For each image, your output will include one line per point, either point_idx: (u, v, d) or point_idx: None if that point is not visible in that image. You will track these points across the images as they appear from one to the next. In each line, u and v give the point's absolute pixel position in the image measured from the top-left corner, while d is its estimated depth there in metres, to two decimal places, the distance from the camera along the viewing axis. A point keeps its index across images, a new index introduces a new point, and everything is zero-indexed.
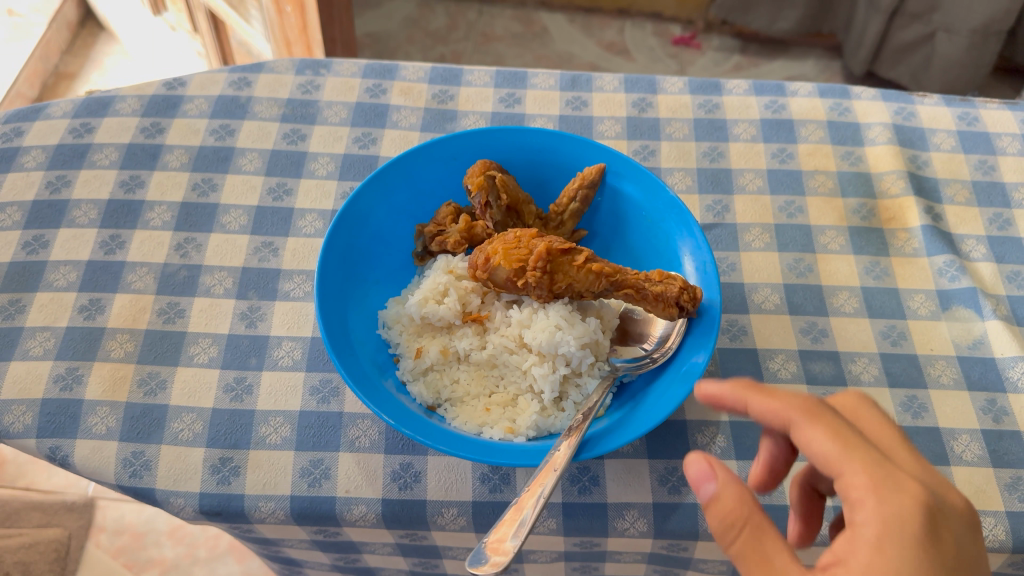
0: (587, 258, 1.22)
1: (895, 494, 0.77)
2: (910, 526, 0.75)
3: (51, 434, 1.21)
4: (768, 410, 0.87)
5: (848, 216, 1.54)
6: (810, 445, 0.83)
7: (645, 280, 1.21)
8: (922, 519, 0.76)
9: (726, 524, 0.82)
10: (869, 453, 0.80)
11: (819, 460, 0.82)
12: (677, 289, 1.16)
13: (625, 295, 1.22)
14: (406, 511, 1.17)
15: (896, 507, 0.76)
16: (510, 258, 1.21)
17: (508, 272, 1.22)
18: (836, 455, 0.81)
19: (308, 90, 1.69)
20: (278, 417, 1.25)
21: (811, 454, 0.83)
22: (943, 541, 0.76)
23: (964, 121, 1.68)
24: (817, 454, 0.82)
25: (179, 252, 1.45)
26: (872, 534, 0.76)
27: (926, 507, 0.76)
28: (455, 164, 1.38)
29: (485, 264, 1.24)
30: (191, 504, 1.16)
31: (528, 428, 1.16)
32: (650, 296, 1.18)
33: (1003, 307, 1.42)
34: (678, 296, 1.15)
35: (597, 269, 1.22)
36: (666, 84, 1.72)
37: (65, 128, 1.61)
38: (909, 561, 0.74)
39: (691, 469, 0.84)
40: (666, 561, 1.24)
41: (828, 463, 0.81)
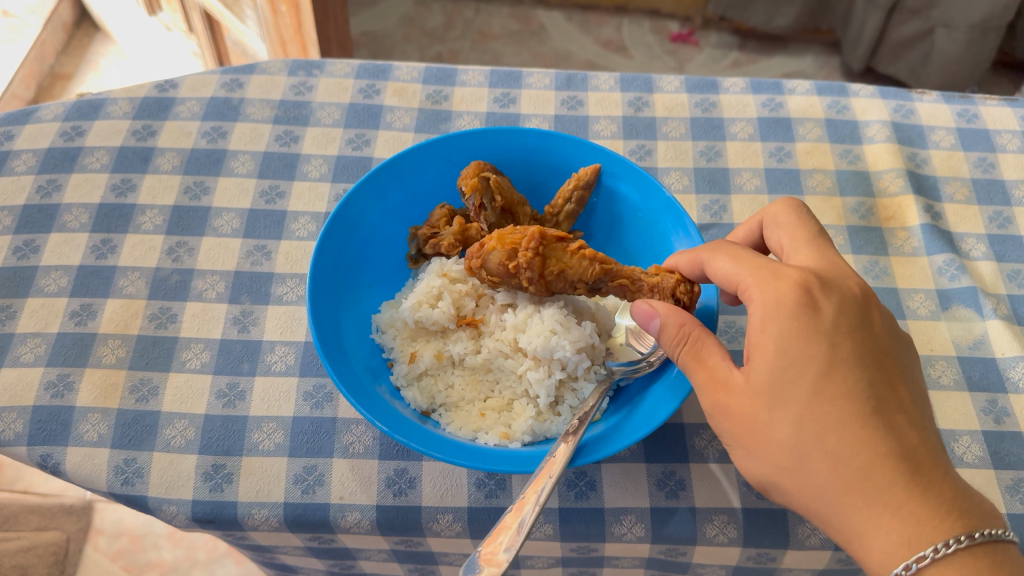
0: (581, 245, 1.22)
1: (773, 286, 0.99)
2: (789, 310, 0.97)
3: (42, 441, 1.20)
4: (690, 257, 1.13)
5: (847, 215, 1.53)
6: (715, 270, 1.07)
7: (641, 272, 1.21)
8: (797, 300, 0.97)
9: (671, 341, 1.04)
10: (755, 260, 1.04)
11: (724, 279, 1.06)
12: (674, 279, 1.16)
13: (621, 286, 1.21)
14: (401, 517, 1.16)
15: (774, 292, 0.98)
16: (502, 242, 1.21)
17: (501, 256, 1.21)
18: (729, 269, 1.05)
19: (300, 91, 1.67)
20: (270, 423, 1.24)
21: (719, 279, 1.07)
22: (822, 311, 0.97)
23: (964, 118, 1.67)
24: (722, 275, 1.06)
25: (171, 256, 1.44)
26: (760, 316, 0.99)
27: (799, 287, 0.98)
28: (449, 165, 1.36)
29: (478, 252, 1.23)
30: (184, 511, 1.15)
31: (523, 433, 1.15)
32: (647, 286, 1.19)
33: (1003, 307, 1.41)
34: (674, 287, 1.15)
35: (591, 254, 1.21)
36: (662, 82, 1.71)
37: (55, 131, 1.59)
38: (787, 334, 0.96)
39: (637, 314, 1.09)
40: (664, 565, 1.23)
41: (732, 280, 1.05)
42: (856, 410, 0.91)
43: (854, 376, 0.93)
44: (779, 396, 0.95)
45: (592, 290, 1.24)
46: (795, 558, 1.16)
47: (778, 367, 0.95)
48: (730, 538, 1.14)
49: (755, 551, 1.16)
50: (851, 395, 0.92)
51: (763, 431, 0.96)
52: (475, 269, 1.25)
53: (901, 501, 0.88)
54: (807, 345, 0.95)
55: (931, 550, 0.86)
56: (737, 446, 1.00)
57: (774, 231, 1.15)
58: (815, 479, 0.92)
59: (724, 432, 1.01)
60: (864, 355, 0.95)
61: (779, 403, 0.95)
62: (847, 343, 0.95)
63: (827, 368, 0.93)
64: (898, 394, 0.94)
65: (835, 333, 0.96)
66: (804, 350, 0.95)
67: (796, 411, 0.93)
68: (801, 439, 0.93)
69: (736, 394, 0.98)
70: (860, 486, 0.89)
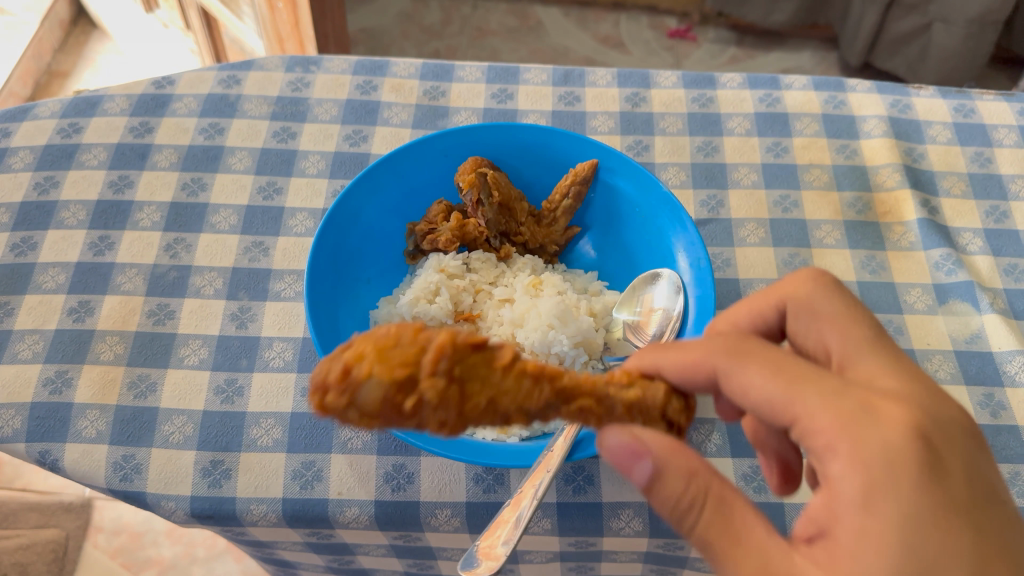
0: (516, 356, 0.81)
1: (874, 432, 0.75)
2: (895, 465, 0.74)
3: (41, 438, 1.20)
4: (696, 360, 0.88)
5: (844, 210, 1.53)
6: (748, 384, 0.85)
7: (609, 386, 0.88)
8: (914, 452, 0.75)
9: (687, 504, 0.82)
10: (826, 382, 0.80)
11: (764, 404, 0.83)
12: (661, 396, 0.91)
13: (580, 410, 0.86)
14: (399, 512, 1.16)
15: (879, 444, 0.75)
16: (388, 365, 0.75)
17: (383, 389, 0.75)
18: (778, 395, 0.81)
19: (297, 87, 1.67)
20: (269, 418, 1.24)
21: (751, 398, 0.85)
22: (946, 471, 0.75)
23: (960, 112, 1.67)
24: (765, 400, 0.83)
25: (169, 252, 1.44)
26: (858, 488, 0.74)
27: (918, 438, 0.75)
28: (447, 160, 1.36)
29: (343, 378, 0.75)
30: (183, 507, 1.15)
31: (522, 428, 1.15)
32: (620, 407, 0.88)
33: (1000, 301, 1.41)
34: (663, 406, 0.91)
35: (533, 367, 0.81)
36: (659, 78, 1.71)
37: (53, 128, 1.59)
38: (898, 509, 0.73)
39: (613, 446, 0.84)
40: (662, 559, 1.23)
41: (772, 404, 0.82)
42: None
43: (975, 544, 0.72)
44: None
45: (533, 421, 0.85)
46: None
47: (874, 520, 0.73)
48: None
49: None
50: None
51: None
52: (332, 409, 0.76)
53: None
54: (911, 494, 0.73)
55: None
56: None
57: (814, 327, 0.94)
58: None
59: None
60: (985, 509, 0.75)
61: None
62: (959, 490, 0.75)
63: (960, 555, 0.71)
64: None
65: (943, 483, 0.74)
66: (900, 495, 0.73)
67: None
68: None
69: None
70: None
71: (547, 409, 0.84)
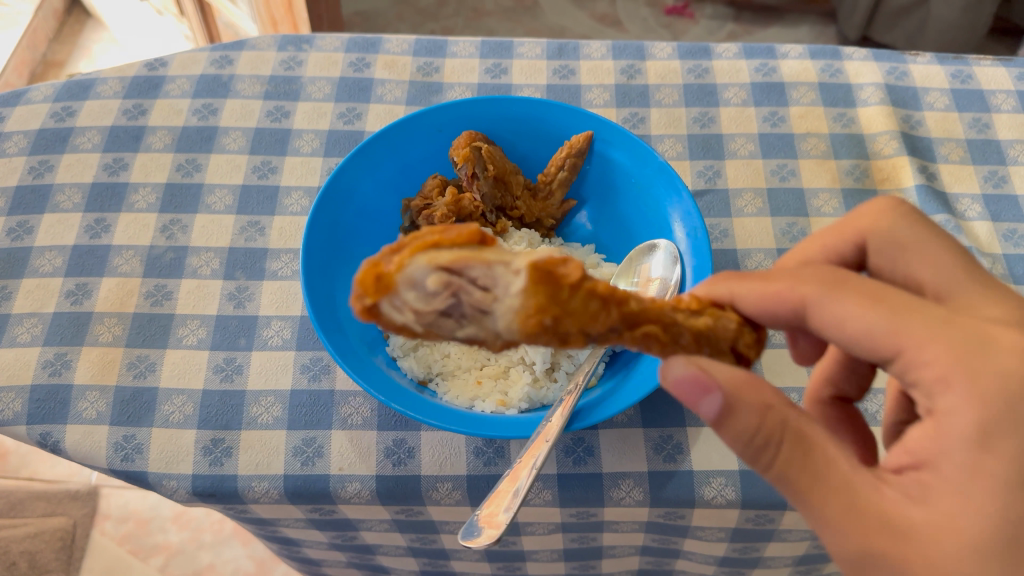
0: (583, 273, 0.72)
1: (987, 362, 0.73)
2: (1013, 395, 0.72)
3: (41, 420, 1.20)
4: (775, 301, 0.85)
5: (841, 178, 1.52)
6: (842, 321, 0.79)
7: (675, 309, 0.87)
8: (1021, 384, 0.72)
9: (762, 441, 0.80)
10: (922, 315, 0.76)
11: (858, 335, 0.78)
12: (735, 331, 0.88)
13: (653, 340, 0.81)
14: (400, 486, 1.16)
15: (988, 385, 0.72)
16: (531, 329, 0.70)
17: None
18: (882, 331, 0.76)
19: (290, 66, 1.67)
20: (269, 396, 1.24)
21: (847, 331, 0.79)
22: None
23: (958, 79, 1.66)
24: (865, 332, 0.78)
25: (165, 234, 1.43)
26: (883, 332, 0.76)
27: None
28: (441, 136, 1.35)
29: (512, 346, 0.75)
30: (184, 485, 1.15)
31: (520, 400, 1.15)
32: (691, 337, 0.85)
33: (999, 266, 1.41)
34: (736, 342, 0.88)
35: (596, 288, 0.74)
36: (654, 50, 1.70)
37: (46, 113, 1.59)
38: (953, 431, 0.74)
39: (683, 386, 0.80)
40: (664, 529, 1.24)
41: (861, 337, 0.78)
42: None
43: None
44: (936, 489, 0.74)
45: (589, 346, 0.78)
46: (793, 519, 1.17)
47: (1001, 505, 0.71)
48: (728, 500, 1.15)
49: (754, 513, 1.16)
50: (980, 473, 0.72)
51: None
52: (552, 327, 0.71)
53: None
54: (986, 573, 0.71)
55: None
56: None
57: (893, 255, 0.90)
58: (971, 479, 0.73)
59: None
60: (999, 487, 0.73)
61: (990, 568, 0.70)
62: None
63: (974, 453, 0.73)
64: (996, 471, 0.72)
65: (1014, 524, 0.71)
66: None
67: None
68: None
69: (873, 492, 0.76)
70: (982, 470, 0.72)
71: (608, 333, 0.77)
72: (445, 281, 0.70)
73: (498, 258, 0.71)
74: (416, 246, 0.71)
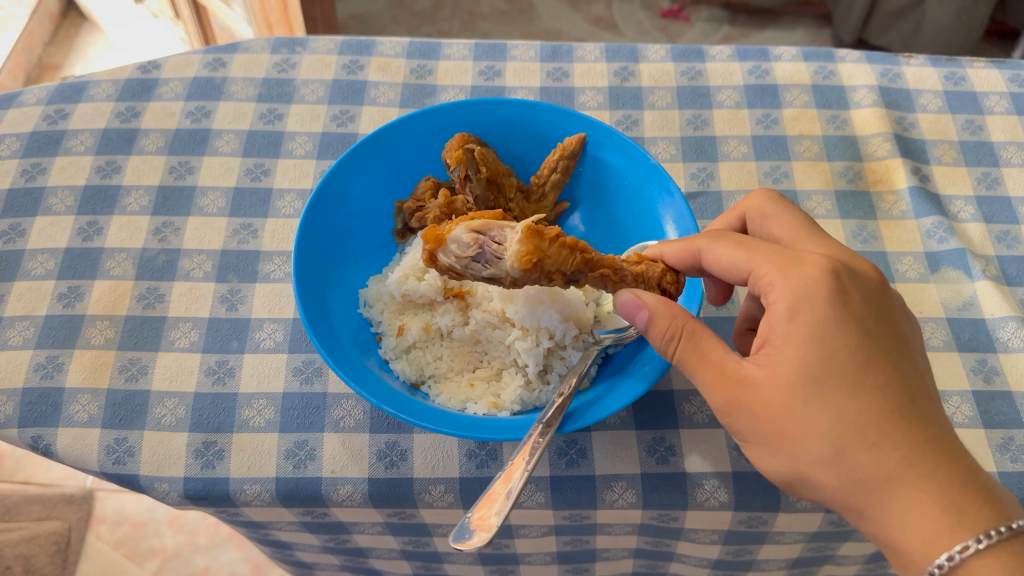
0: (559, 233, 1.10)
1: (798, 271, 0.94)
2: (815, 293, 0.93)
3: (33, 423, 1.20)
4: (686, 245, 1.09)
5: (835, 180, 1.52)
6: (717, 256, 1.03)
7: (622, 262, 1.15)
8: (824, 284, 0.93)
9: (667, 337, 0.99)
10: (762, 246, 0.99)
11: (732, 267, 1.01)
12: (659, 270, 1.14)
13: (601, 276, 1.14)
14: (392, 489, 1.16)
15: (802, 277, 0.94)
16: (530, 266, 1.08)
17: None
18: (741, 259, 0.99)
19: (284, 69, 1.67)
20: (261, 399, 1.24)
21: (722, 266, 1.03)
22: (850, 297, 0.93)
23: (951, 81, 1.66)
24: (730, 264, 1.01)
25: (157, 236, 1.43)
26: (786, 308, 0.93)
27: (829, 274, 0.93)
28: (433, 138, 1.35)
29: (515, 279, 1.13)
30: (176, 489, 1.15)
31: (513, 402, 1.15)
32: (630, 278, 1.14)
33: (992, 267, 1.41)
34: (661, 278, 1.14)
35: (573, 241, 1.10)
36: (647, 52, 1.70)
37: (39, 115, 1.58)
38: (812, 326, 0.91)
39: (623, 303, 1.04)
40: (658, 531, 1.24)
41: (736, 267, 1.00)
42: (887, 402, 0.88)
43: (880, 394, 0.88)
44: (816, 388, 0.90)
45: (568, 281, 1.14)
46: (786, 521, 1.16)
47: (814, 359, 0.90)
48: (721, 502, 1.15)
49: (747, 515, 1.16)
50: (874, 399, 0.88)
51: (798, 445, 0.90)
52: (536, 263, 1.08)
53: (944, 487, 0.85)
54: (806, 411, 0.90)
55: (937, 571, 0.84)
56: (759, 443, 0.94)
57: (761, 223, 1.12)
58: (831, 384, 0.89)
59: (741, 429, 0.96)
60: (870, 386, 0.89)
61: (807, 417, 0.89)
62: (845, 353, 0.90)
63: (865, 361, 0.90)
64: (884, 390, 0.89)
65: (831, 374, 0.89)
66: (794, 415, 0.90)
67: (828, 419, 0.88)
68: (837, 430, 0.88)
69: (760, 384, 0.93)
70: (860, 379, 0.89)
71: (578, 272, 1.13)
72: (475, 238, 1.10)
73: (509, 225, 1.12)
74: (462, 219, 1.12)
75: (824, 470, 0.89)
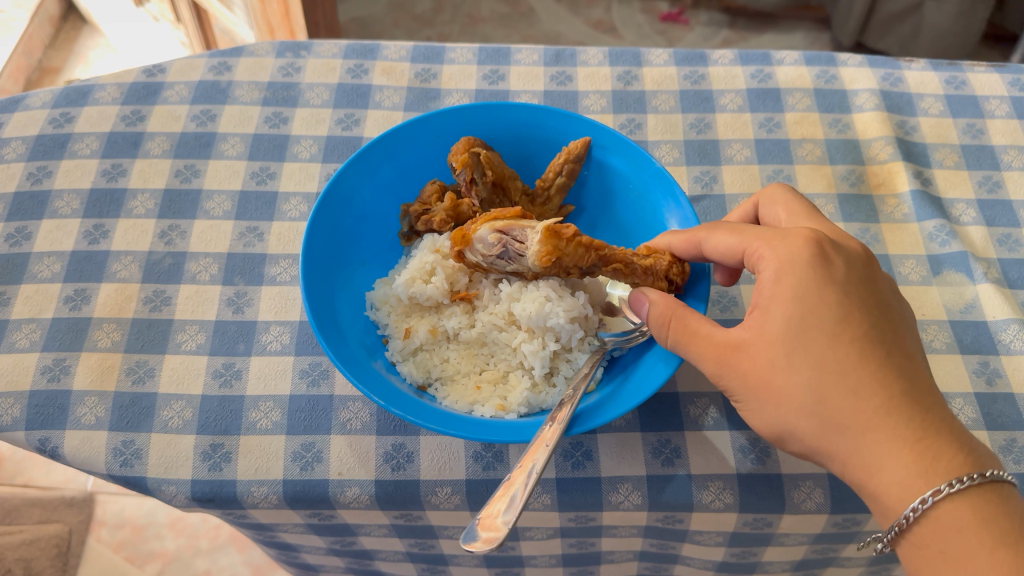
0: (576, 232, 1.18)
1: (784, 241, 1.01)
2: (801, 260, 0.99)
3: (40, 426, 1.20)
4: (687, 233, 1.14)
5: (837, 183, 1.53)
6: (715, 244, 1.09)
7: (633, 255, 1.21)
8: (807, 252, 1.00)
9: (661, 322, 1.03)
10: (755, 228, 1.06)
11: (729, 250, 1.07)
12: (666, 262, 1.18)
13: (614, 269, 1.21)
14: (399, 491, 1.17)
15: (787, 248, 1.00)
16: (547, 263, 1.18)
17: None
18: (737, 242, 1.06)
19: (288, 72, 1.67)
20: (268, 402, 1.25)
21: (720, 251, 1.09)
22: (834, 263, 1.00)
23: (952, 85, 1.67)
24: (726, 247, 1.07)
25: (163, 240, 1.44)
26: (775, 272, 1.00)
27: (812, 244, 1.00)
28: (439, 142, 1.36)
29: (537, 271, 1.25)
30: (184, 491, 1.15)
31: (519, 405, 1.16)
32: (639, 270, 1.19)
33: (993, 270, 1.42)
34: (667, 270, 1.17)
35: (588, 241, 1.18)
36: (650, 56, 1.71)
37: (44, 118, 1.59)
38: (799, 285, 0.98)
39: (630, 295, 1.09)
40: (663, 533, 1.24)
41: (734, 250, 1.06)
42: (866, 352, 0.94)
43: (861, 351, 0.94)
44: (799, 341, 0.95)
45: (586, 271, 1.23)
46: (791, 522, 1.17)
47: (797, 318, 0.96)
48: (726, 504, 1.15)
49: (752, 516, 1.16)
50: (856, 351, 0.94)
51: (782, 397, 0.96)
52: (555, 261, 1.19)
53: (918, 436, 0.91)
54: (791, 364, 0.95)
55: (909, 514, 0.89)
56: (749, 399, 0.99)
57: (771, 208, 1.17)
58: (814, 338, 0.95)
59: (732, 389, 1.01)
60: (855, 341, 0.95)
61: (795, 372, 0.95)
62: (829, 313, 0.96)
63: (845, 316, 0.96)
64: (866, 343, 0.95)
65: (817, 333, 0.95)
66: (780, 370, 0.96)
67: (811, 369, 0.94)
68: (819, 382, 0.93)
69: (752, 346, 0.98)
70: (841, 334, 0.95)
71: (594, 265, 1.22)
72: (498, 238, 1.22)
73: (529, 224, 1.22)
74: (486, 218, 1.23)
75: (808, 418, 0.94)
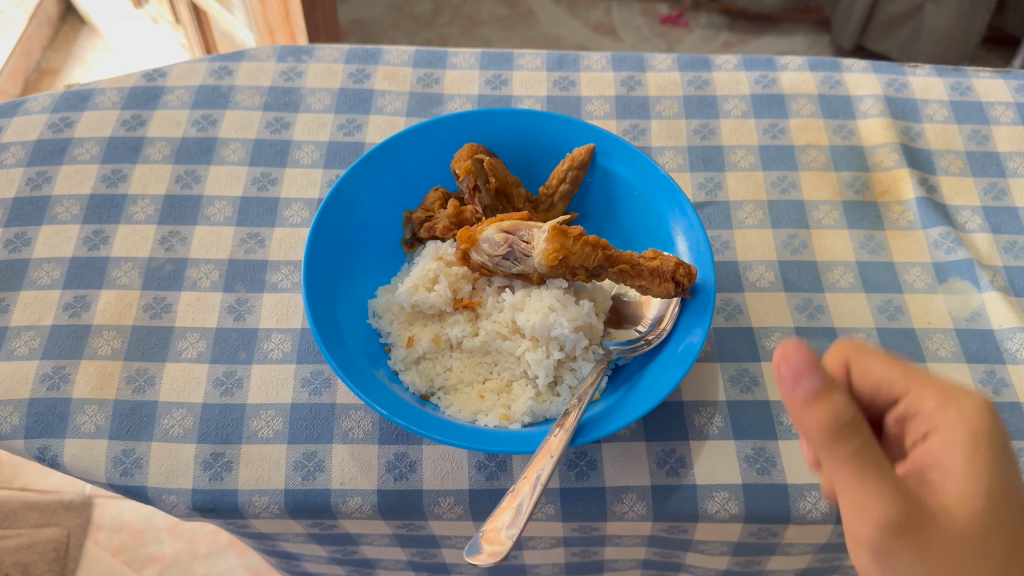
0: (582, 231, 1.19)
1: (967, 399, 0.83)
2: (991, 430, 0.81)
3: (39, 434, 1.19)
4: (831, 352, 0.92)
5: (842, 190, 1.52)
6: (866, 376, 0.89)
7: (640, 257, 1.18)
8: (997, 424, 0.81)
9: (832, 430, 0.75)
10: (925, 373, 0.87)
11: (881, 387, 0.88)
12: (673, 264, 1.14)
13: (619, 271, 1.19)
14: (402, 501, 1.16)
15: (976, 423, 0.81)
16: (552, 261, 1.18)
17: None
18: (899, 379, 0.87)
19: (290, 77, 1.66)
20: (269, 410, 1.23)
21: (872, 383, 0.89)
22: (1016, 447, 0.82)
23: (956, 91, 1.66)
24: (879, 385, 0.88)
25: (164, 246, 1.43)
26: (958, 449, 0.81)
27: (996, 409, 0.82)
28: (442, 148, 1.35)
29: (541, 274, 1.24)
30: (184, 500, 1.14)
31: (523, 414, 1.15)
32: (645, 272, 1.16)
33: (999, 278, 1.41)
34: (674, 270, 1.13)
35: (594, 239, 1.18)
36: (654, 61, 1.70)
37: (44, 123, 1.58)
38: (994, 467, 0.78)
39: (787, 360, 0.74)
40: (667, 542, 1.23)
41: (889, 395, 0.88)
42: None
43: None
44: (986, 525, 0.76)
45: (591, 275, 1.23)
46: (796, 533, 1.16)
47: (987, 487, 0.77)
48: (731, 514, 1.14)
49: (757, 526, 1.16)
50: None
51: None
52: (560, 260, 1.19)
53: None
54: (970, 549, 0.75)
55: None
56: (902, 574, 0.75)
57: None
58: (999, 514, 0.77)
59: (866, 565, 0.78)
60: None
61: (976, 556, 0.75)
62: (1009, 473, 0.79)
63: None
64: None
65: (1013, 495, 0.78)
66: (957, 554, 0.75)
67: (993, 558, 0.75)
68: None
69: (935, 518, 0.76)
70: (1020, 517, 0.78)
71: (599, 268, 1.21)
72: (504, 238, 1.21)
73: (536, 225, 1.23)
74: (493, 220, 1.24)
75: None
